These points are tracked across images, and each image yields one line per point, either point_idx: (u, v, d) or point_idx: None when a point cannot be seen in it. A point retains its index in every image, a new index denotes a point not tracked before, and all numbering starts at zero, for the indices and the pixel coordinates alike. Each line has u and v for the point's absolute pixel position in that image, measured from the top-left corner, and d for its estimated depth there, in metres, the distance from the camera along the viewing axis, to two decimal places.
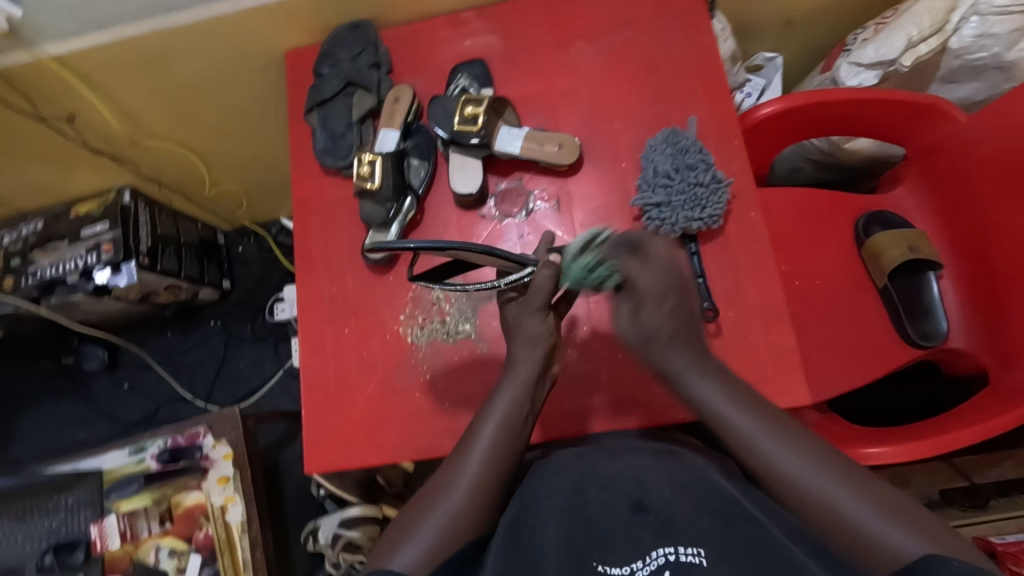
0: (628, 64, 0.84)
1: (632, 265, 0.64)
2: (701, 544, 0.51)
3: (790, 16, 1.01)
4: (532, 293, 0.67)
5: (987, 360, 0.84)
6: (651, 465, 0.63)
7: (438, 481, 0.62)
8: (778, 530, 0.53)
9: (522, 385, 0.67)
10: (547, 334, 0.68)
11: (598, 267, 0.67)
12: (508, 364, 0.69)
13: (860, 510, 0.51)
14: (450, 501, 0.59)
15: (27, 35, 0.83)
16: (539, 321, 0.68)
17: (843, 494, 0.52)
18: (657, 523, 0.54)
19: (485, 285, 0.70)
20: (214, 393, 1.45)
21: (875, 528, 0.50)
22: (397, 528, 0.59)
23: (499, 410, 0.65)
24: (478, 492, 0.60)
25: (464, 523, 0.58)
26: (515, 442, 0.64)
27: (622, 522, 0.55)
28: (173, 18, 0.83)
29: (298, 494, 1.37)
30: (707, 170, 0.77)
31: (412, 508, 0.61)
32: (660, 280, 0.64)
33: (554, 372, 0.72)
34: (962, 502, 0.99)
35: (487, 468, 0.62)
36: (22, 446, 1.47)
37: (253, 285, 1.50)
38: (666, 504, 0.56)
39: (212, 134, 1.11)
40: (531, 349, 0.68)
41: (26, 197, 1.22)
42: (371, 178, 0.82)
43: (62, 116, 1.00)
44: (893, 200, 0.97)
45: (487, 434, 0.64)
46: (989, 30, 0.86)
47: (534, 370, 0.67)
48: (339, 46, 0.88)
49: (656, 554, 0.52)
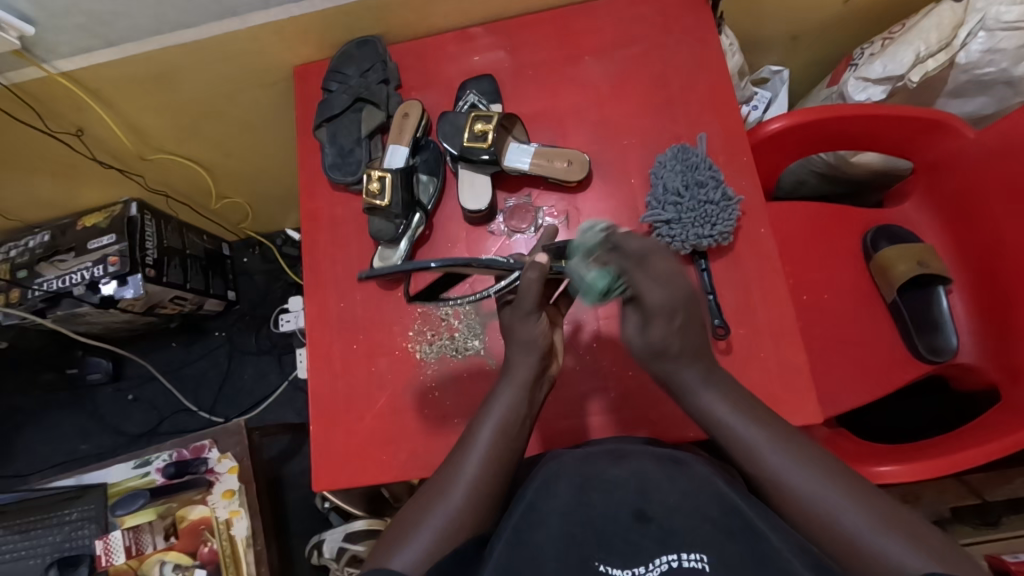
0: (636, 80, 0.85)
1: (640, 283, 0.63)
2: (703, 551, 0.51)
3: (796, 31, 1.01)
4: (521, 297, 0.67)
5: (995, 375, 0.84)
6: (653, 470, 0.60)
7: (437, 483, 0.61)
8: (779, 536, 0.51)
9: (521, 387, 0.66)
10: (541, 338, 0.68)
11: (610, 278, 0.67)
12: (505, 368, 0.69)
13: (858, 525, 0.51)
14: (448, 501, 0.59)
15: (38, 53, 0.83)
16: (532, 325, 0.68)
17: (844, 508, 0.52)
18: (659, 531, 0.54)
19: (475, 296, 0.75)
20: (218, 405, 1.45)
21: (875, 544, 0.50)
22: (397, 525, 0.59)
23: (497, 412, 0.65)
24: (476, 492, 0.59)
25: (462, 521, 0.57)
26: (515, 443, 0.64)
27: (624, 529, 0.55)
28: (182, 34, 0.84)
29: (302, 508, 1.37)
30: (716, 187, 0.77)
31: (411, 510, 0.60)
32: (668, 298, 0.62)
33: (552, 374, 0.72)
34: (973, 519, 0.99)
35: (486, 467, 0.61)
36: (26, 458, 1.47)
37: (258, 296, 1.50)
38: (667, 512, 0.55)
39: (218, 148, 1.11)
40: (525, 354, 0.68)
41: (33, 210, 1.23)
42: (380, 195, 0.81)
43: (70, 131, 1.01)
44: (901, 214, 0.97)
45: (486, 435, 0.63)
46: (997, 46, 0.87)
47: (531, 371, 0.67)
48: (348, 62, 0.89)
49: (657, 561, 0.52)
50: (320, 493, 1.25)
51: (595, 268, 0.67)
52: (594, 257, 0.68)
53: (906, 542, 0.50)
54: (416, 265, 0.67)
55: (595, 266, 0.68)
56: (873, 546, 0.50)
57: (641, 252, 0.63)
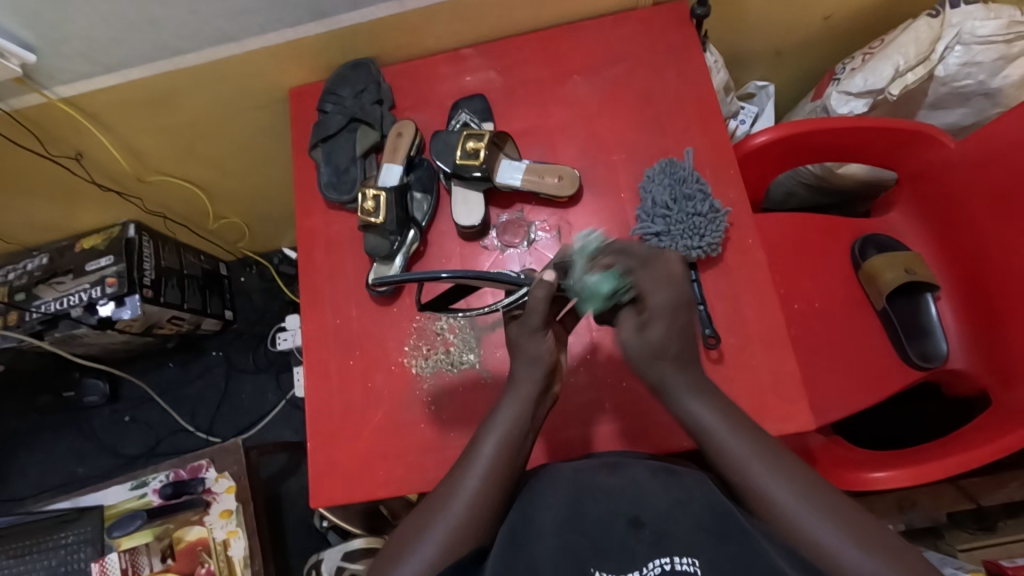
0: (624, 97, 0.87)
1: (646, 280, 0.65)
2: (696, 554, 0.49)
3: (780, 47, 1.04)
4: (529, 314, 0.67)
5: (987, 381, 0.84)
6: (647, 481, 0.60)
7: (437, 497, 0.61)
8: (768, 541, 0.52)
9: (523, 403, 0.65)
10: (547, 355, 0.68)
11: (613, 282, 0.68)
12: (509, 383, 0.69)
13: (839, 543, 0.52)
14: (450, 514, 0.59)
15: (38, 79, 0.85)
16: (539, 341, 0.68)
17: (824, 526, 0.53)
18: (653, 536, 0.52)
19: (486, 309, 0.74)
20: (215, 425, 1.45)
21: (857, 561, 0.51)
22: (399, 538, 0.60)
23: (500, 425, 0.64)
24: (479, 506, 0.59)
25: (464, 534, 0.57)
26: (516, 457, 0.63)
27: (617, 534, 0.53)
28: (179, 60, 0.86)
29: (299, 527, 1.36)
30: (704, 200, 0.79)
31: (410, 521, 0.61)
32: (673, 297, 0.64)
33: (555, 392, 0.71)
34: (970, 525, 1.01)
35: (489, 483, 0.60)
36: (21, 482, 1.46)
37: (255, 315, 1.51)
38: (662, 519, 0.53)
39: (216, 170, 1.13)
40: (530, 369, 0.68)
41: (32, 234, 1.24)
42: (375, 213, 0.83)
43: (69, 154, 1.02)
44: (887, 223, 0.99)
45: (488, 448, 0.63)
46: (974, 59, 0.90)
47: (534, 388, 0.66)
48: (343, 83, 0.91)
49: (651, 565, 0.50)
50: (318, 511, 1.25)
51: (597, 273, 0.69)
52: (597, 263, 0.70)
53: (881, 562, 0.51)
54: (418, 274, 0.70)
55: (598, 271, 0.69)
56: (853, 562, 0.51)
57: (647, 255, 0.67)
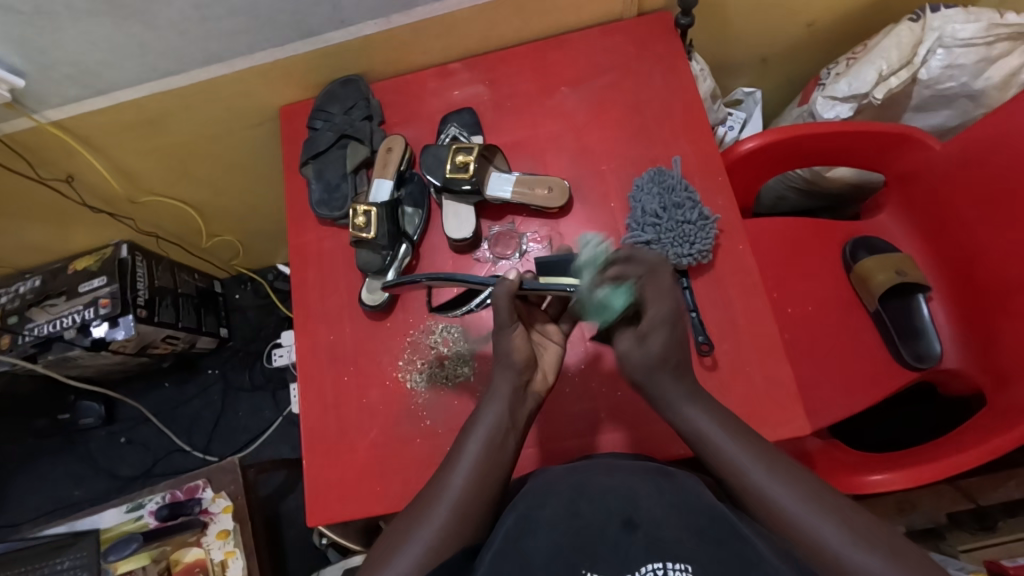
0: (611, 107, 0.87)
1: (648, 291, 0.65)
2: (690, 560, 0.49)
3: (765, 54, 1.05)
4: (495, 313, 0.68)
5: (981, 379, 0.84)
6: (642, 482, 0.59)
7: (426, 497, 0.61)
8: (763, 541, 0.52)
9: (502, 402, 0.65)
10: (517, 353, 0.67)
11: (622, 294, 0.68)
12: (489, 386, 0.68)
13: (842, 542, 0.52)
14: (437, 515, 0.58)
15: (28, 104, 0.86)
16: (509, 338, 0.67)
17: (828, 527, 0.53)
18: (647, 539, 0.52)
19: (462, 309, 0.83)
20: (212, 444, 1.44)
21: (859, 561, 0.51)
22: (389, 538, 0.59)
23: (483, 427, 0.64)
24: (465, 508, 0.59)
25: (450, 534, 0.57)
26: (501, 458, 0.62)
27: (611, 536, 0.52)
28: (169, 81, 0.86)
29: (299, 546, 1.35)
30: (693, 207, 0.79)
31: (400, 521, 0.60)
32: (671, 311, 0.65)
33: (538, 390, 0.70)
34: (971, 525, 0.99)
35: (473, 485, 0.60)
36: (16, 508, 1.44)
37: (250, 332, 1.50)
38: (655, 520, 0.53)
39: (208, 189, 1.13)
40: (506, 369, 0.67)
41: (24, 256, 1.23)
42: (366, 228, 0.83)
43: (60, 177, 1.02)
44: (877, 226, 1.00)
45: (472, 449, 0.62)
46: (956, 61, 0.91)
47: (511, 386, 0.66)
48: (332, 101, 0.91)
49: (645, 569, 0.50)
50: (316, 529, 1.23)
51: (607, 284, 0.68)
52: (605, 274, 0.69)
53: (886, 562, 0.50)
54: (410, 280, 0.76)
55: (606, 284, 0.69)
56: (857, 563, 0.51)
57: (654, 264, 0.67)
